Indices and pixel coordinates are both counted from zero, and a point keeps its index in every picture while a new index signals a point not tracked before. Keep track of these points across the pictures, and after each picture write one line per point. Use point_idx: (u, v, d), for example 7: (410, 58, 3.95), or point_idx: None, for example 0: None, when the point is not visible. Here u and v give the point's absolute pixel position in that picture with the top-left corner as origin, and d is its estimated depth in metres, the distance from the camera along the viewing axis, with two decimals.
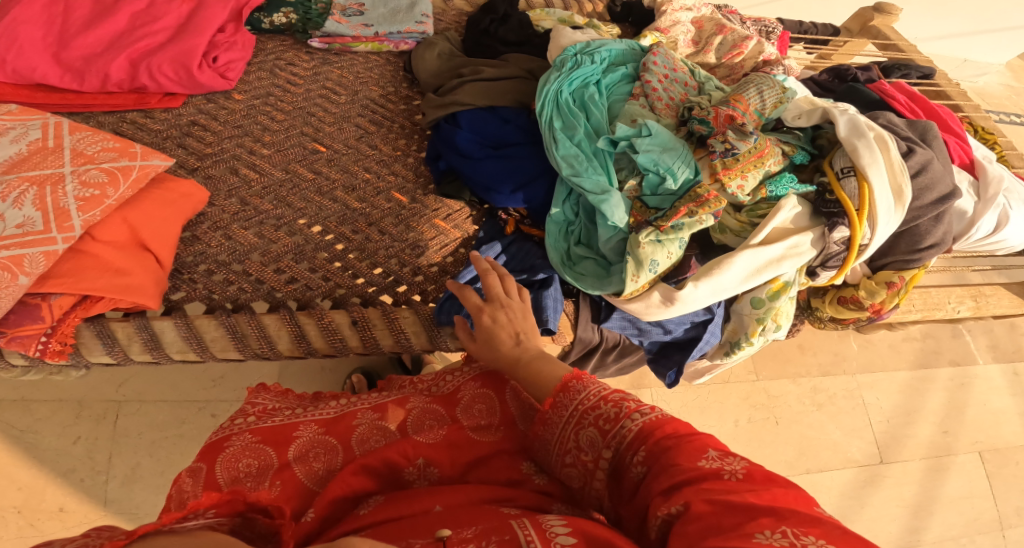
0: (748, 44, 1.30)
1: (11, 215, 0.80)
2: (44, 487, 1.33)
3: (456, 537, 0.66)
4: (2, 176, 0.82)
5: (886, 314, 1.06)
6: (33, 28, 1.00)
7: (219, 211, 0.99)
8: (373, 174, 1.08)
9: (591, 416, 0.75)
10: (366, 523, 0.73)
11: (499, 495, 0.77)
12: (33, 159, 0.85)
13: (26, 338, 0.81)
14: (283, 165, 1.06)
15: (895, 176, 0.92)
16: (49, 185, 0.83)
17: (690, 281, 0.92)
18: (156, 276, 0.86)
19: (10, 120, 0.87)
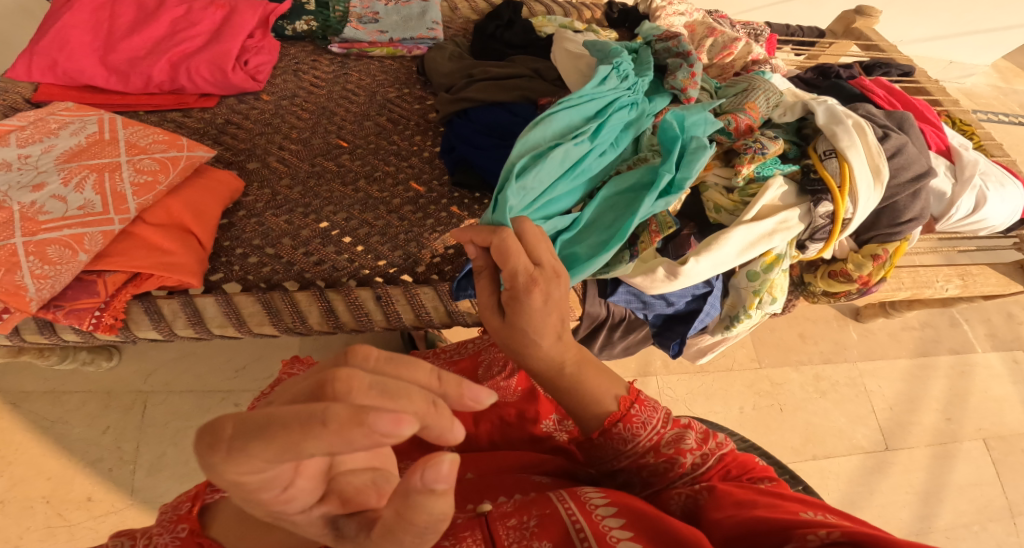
0: (738, 45, 1.38)
1: (73, 198, 0.91)
2: (72, 476, 1.39)
3: (496, 511, 0.73)
4: (65, 164, 0.94)
5: (875, 287, 1.13)
6: (81, 32, 1.13)
7: (253, 200, 1.08)
8: (393, 166, 1.17)
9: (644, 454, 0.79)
10: None
11: (523, 461, 0.85)
12: (91, 149, 0.96)
13: (82, 311, 0.89)
14: (310, 159, 1.15)
15: (873, 158, 1.01)
16: (108, 172, 0.94)
17: (691, 256, 0.99)
18: (198, 255, 0.95)
19: (70, 116, 1.00)
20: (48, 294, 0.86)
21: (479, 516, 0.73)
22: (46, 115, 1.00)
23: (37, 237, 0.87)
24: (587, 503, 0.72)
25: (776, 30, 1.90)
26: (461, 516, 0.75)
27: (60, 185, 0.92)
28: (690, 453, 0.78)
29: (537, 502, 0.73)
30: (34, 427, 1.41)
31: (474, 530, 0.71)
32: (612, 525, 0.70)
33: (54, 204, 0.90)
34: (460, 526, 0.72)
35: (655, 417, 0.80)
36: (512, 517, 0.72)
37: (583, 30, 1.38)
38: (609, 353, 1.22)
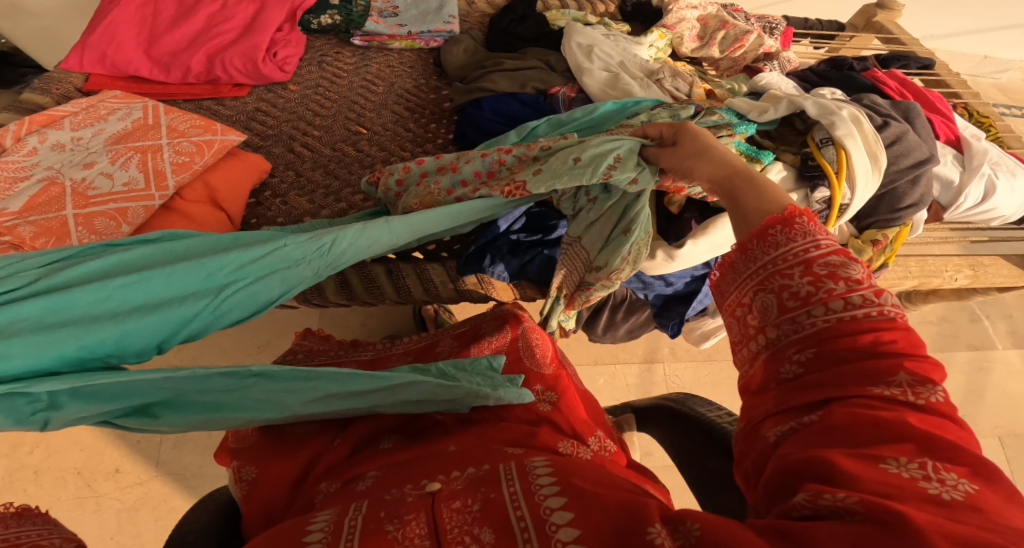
0: (750, 38, 1.41)
1: (120, 175, 0.99)
2: (103, 448, 1.46)
3: (445, 489, 0.71)
4: (113, 146, 1.03)
5: (876, 273, 1.17)
6: (128, 27, 1.23)
7: (278, 181, 1.16)
8: (408, 152, 1.23)
9: (777, 282, 0.68)
10: (383, 464, 0.81)
11: (509, 436, 0.83)
12: (136, 134, 1.06)
13: None
14: (331, 144, 1.22)
15: (871, 145, 1.04)
16: (150, 153, 1.03)
17: (689, 240, 1.02)
18: (226, 229, 1.03)
19: (117, 103, 1.11)
20: None
21: (427, 495, 0.70)
22: (97, 102, 1.10)
23: (86, 210, 0.95)
24: (533, 483, 0.67)
25: (794, 23, 1.91)
26: (412, 493, 0.71)
27: (107, 164, 1.00)
28: (845, 283, 0.65)
29: (484, 482, 0.69)
30: None
31: (418, 512, 0.67)
32: (554, 507, 0.63)
33: (103, 180, 0.98)
34: (408, 505, 0.68)
35: (809, 237, 0.68)
36: (458, 500, 0.68)
37: (595, 23, 1.42)
38: (613, 335, 1.28)
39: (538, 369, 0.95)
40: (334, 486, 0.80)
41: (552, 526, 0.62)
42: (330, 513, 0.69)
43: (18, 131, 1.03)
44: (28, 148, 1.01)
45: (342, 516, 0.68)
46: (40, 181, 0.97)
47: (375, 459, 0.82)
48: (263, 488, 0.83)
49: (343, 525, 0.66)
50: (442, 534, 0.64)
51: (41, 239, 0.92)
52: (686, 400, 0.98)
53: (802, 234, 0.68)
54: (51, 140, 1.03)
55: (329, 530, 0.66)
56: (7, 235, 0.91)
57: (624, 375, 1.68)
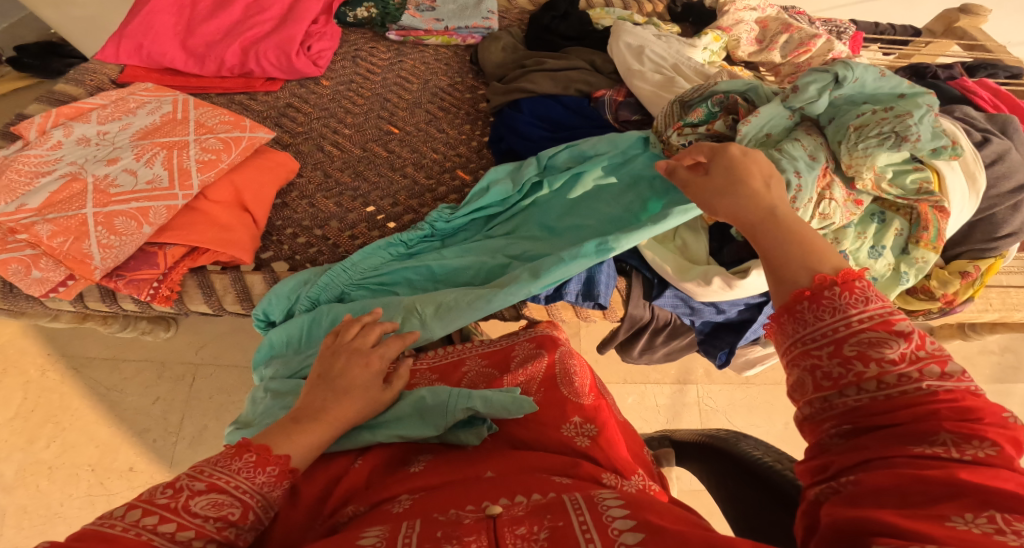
0: (817, 42, 1.29)
1: (143, 173, 0.94)
2: (118, 446, 1.42)
3: (506, 515, 0.66)
4: (140, 141, 0.98)
5: (959, 306, 1.05)
6: (167, 16, 1.17)
7: (306, 182, 1.10)
8: (440, 155, 1.17)
9: (826, 346, 0.63)
10: (418, 486, 0.75)
11: (550, 465, 0.78)
12: (165, 128, 1.01)
13: (141, 281, 0.92)
14: (362, 144, 1.16)
15: (969, 166, 0.96)
16: (176, 149, 0.97)
17: (752, 268, 0.97)
18: (252, 233, 0.97)
19: (148, 96, 1.06)
20: (111, 265, 0.89)
21: (487, 518, 0.65)
22: (127, 95, 1.05)
23: (107, 208, 0.90)
24: (604, 515, 0.62)
25: (863, 27, 1.79)
26: (469, 516, 0.67)
27: (133, 160, 0.95)
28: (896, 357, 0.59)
29: (548, 507, 0.64)
30: (91, 393, 1.46)
31: (479, 535, 0.63)
32: (629, 543, 0.58)
33: (126, 177, 0.93)
34: (465, 527, 0.64)
35: (865, 305, 0.62)
36: (522, 526, 0.63)
37: (644, 23, 1.34)
38: (650, 358, 1.21)
39: (577, 398, 0.87)
40: (360, 510, 0.73)
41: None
42: (380, 530, 0.65)
43: (44, 123, 0.98)
44: (53, 142, 0.96)
45: (395, 533, 0.64)
46: (61, 176, 0.92)
47: (408, 480, 0.76)
48: (275, 524, 0.74)
49: (396, 542, 0.62)
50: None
51: (59, 238, 0.88)
52: (735, 441, 0.87)
53: (841, 299, 0.63)
54: (76, 134, 0.98)
55: (385, 537, 0.63)
56: (25, 233, 0.87)
57: (654, 395, 1.60)
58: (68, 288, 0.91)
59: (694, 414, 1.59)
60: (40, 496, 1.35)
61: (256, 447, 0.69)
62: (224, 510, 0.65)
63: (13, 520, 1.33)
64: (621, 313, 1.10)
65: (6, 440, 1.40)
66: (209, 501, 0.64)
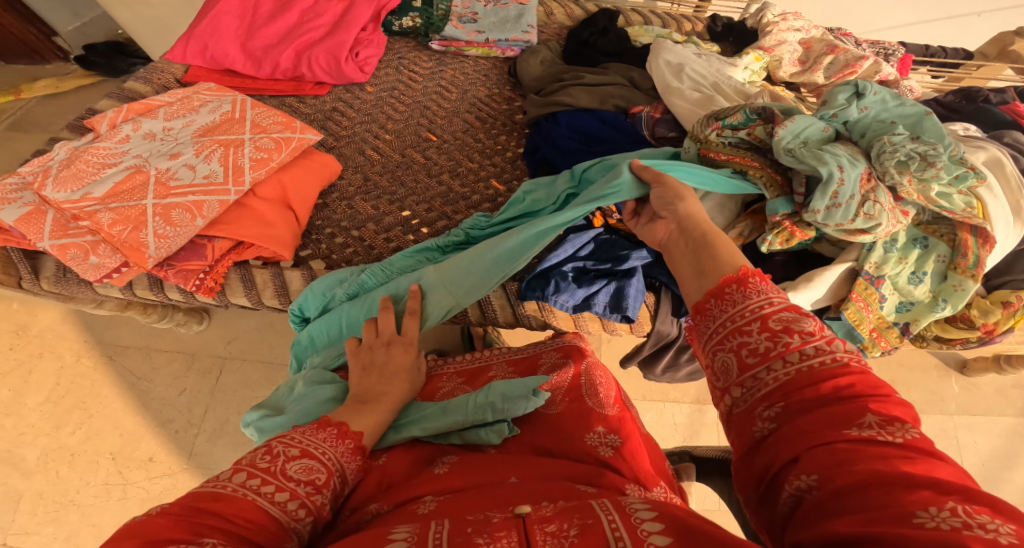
0: (863, 64, 1.29)
1: (201, 168, 0.98)
2: (142, 435, 1.46)
3: (535, 515, 0.67)
4: (199, 138, 1.02)
5: (1000, 339, 1.03)
6: (231, 19, 1.23)
7: (346, 184, 1.13)
8: (476, 164, 1.19)
9: (737, 340, 0.73)
10: (445, 487, 0.76)
11: (574, 473, 0.79)
12: (223, 127, 1.05)
13: (188, 272, 0.96)
14: (401, 150, 1.19)
15: (1014, 193, 0.97)
16: (233, 147, 1.02)
17: (788, 289, 0.98)
18: (293, 229, 1.01)
19: (210, 95, 1.10)
20: (164, 255, 0.92)
21: (515, 517, 0.67)
22: (192, 93, 1.09)
23: (165, 200, 0.94)
24: (633, 516, 0.64)
25: (913, 51, 1.77)
26: (498, 515, 0.68)
27: (192, 155, 1.00)
28: (801, 335, 0.70)
29: (578, 508, 0.66)
30: (121, 381, 1.50)
31: (509, 531, 0.65)
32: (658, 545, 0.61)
33: (185, 172, 0.98)
34: (495, 524, 0.66)
35: (763, 295, 0.74)
36: (552, 524, 0.65)
37: (683, 42, 1.36)
38: (672, 376, 1.22)
39: (601, 409, 0.88)
40: (385, 508, 0.75)
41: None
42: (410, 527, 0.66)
43: (115, 118, 1.03)
44: (121, 136, 1.00)
45: (426, 531, 0.65)
46: (127, 169, 0.96)
47: (433, 481, 0.78)
48: None
49: (428, 536, 0.64)
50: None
51: (119, 226, 0.91)
52: None
53: (756, 294, 0.74)
54: (144, 129, 1.02)
55: (415, 534, 0.64)
56: (87, 220, 0.91)
57: (672, 414, 1.61)
58: (120, 275, 0.94)
59: (712, 434, 1.60)
60: (58, 482, 1.39)
61: (338, 423, 0.76)
62: (313, 477, 0.71)
63: (28, 505, 1.37)
64: (649, 327, 1.10)
65: (36, 423, 1.45)
66: (300, 467, 0.71)
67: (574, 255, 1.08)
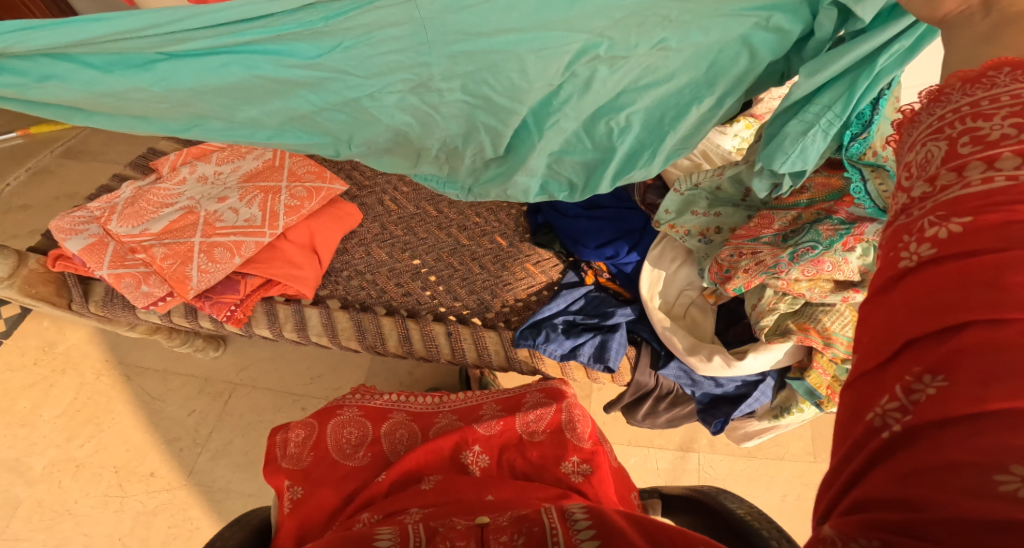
0: None
1: (244, 212, 1.14)
2: (147, 451, 1.56)
3: (493, 523, 0.76)
4: (245, 184, 1.19)
5: None
6: None
7: (366, 231, 1.28)
8: (482, 219, 1.34)
9: (959, 130, 0.51)
10: (429, 502, 0.87)
11: (544, 494, 0.90)
12: (265, 174, 1.21)
13: (221, 304, 1.08)
14: (416, 202, 1.33)
15: None
16: (271, 194, 1.17)
17: (751, 352, 1.09)
18: (317, 272, 1.14)
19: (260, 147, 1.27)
20: (204, 287, 1.05)
21: (475, 526, 0.75)
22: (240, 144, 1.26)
23: (211, 239, 1.09)
24: (571, 524, 0.70)
25: None
26: (460, 524, 0.75)
27: (237, 200, 1.16)
28: None
29: (528, 520, 0.72)
30: (136, 399, 1.61)
31: (466, 539, 0.70)
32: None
33: (229, 215, 1.13)
34: (456, 532, 0.72)
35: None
36: (504, 535, 0.71)
37: None
38: (653, 422, 1.31)
39: (577, 441, 0.98)
40: (375, 517, 0.85)
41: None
42: (391, 534, 0.76)
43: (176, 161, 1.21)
44: (179, 178, 1.18)
45: (405, 536, 0.75)
46: (181, 209, 1.13)
47: (418, 496, 0.88)
48: (310, 510, 0.90)
49: (407, 542, 0.74)
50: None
51: (169, 260, 1.06)
52: (715, 493, 0.99)
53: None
54: (198, 172, 1.20)
55: (397, 540, 0.74)
56: (143, 253, 1.05)
57: (656, 459, 1.71)
58: (165, 303, 1.07)
59: (693, 480, 1.69)
60: (58, 492, 1.50)
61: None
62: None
63: (24, 512, 1.47)
64: (628, 379, 1.21)
65: (48, 435, 1.55)
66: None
67: (565, 309, 1.23)
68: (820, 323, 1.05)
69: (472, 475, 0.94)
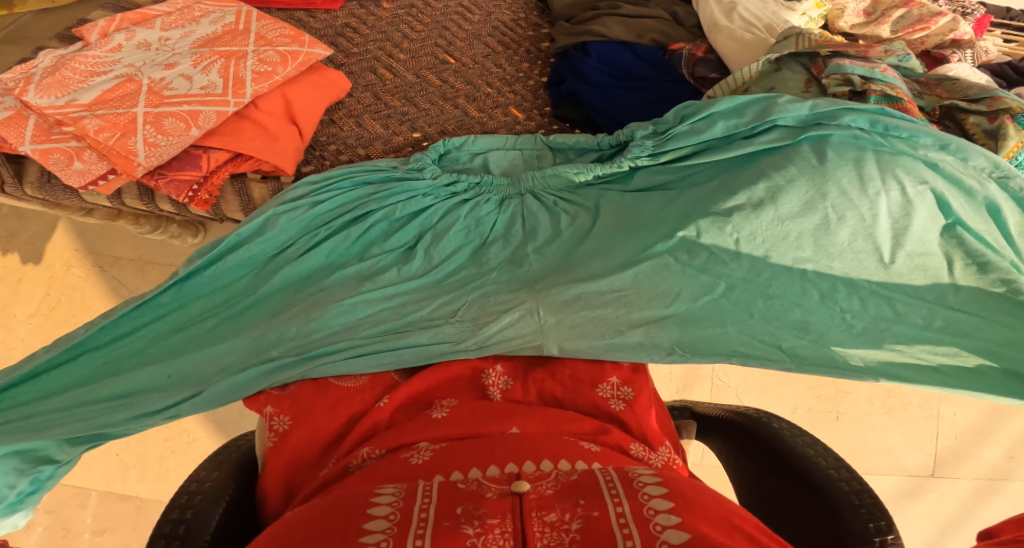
0: (940, 20, 1.19)
1: (199, 79, 0.96)
2: None
3: (534, 494, 0.66)
4: (199, 49, 0.99)
5: None
6: None
7: (355, 101, 1.07)
8: (495, 90, 1.12)
9: None
10: (441, 436, 0.75)
11: (578, 428, 0.77)
12: (225, 39, 1.02)
13: (181, 183, 0.95)
14: (415, 71, 1.11)
15: None
16: (234, 59, 0.99)
17: None
18: (297, 145, 0.99)
19: (213, 6, 1.06)
20: (155, 163, 0.92)
21: (512, 495, 0.66)
22: (193, 3, 1.06)
23: (158, 109, 0.93)
24: (641, 514, 0.62)
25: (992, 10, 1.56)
26: (493, 489, 0.67)
27: (190, 66, 0.97)
28: None
29: (581, 493, 0.65)
30: (112, 295, 1.46)
31: (503, 517, 0.63)
32: (673, 542, 0.60)
33: (181, 82, 0.96)
34: (489, 504, 0.64)
35: None
36: (553, 514, 0.64)
37: None
38: None
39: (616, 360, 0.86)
40: (377, 454, 0.74)
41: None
42: (394, 495, 0.65)
43: (108, 27, 1.00)
44: (114, 45, 0.98)
45: (412, 496, 0.65)
46: (117, 77, 0.95)
47: (428, 428, 0.77)
48: (299, 435, 0.78)
49: (412, 515, 0.62)
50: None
51: (106, 133, 0.91)
52: (767, 421, 0.89)
53: None
54: (137, 39, 1.00)
55: (399, 508, 0.63)
56: (72, 126, 0.91)
57: (668, 363, 1.60)
58: (107, 183, 0.94)
59: (705, 387, 1.60)
60: None
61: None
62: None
63: None
64: None
65: (25, 338, 1.41)
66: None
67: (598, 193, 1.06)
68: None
69: (492, 401, 0.81)
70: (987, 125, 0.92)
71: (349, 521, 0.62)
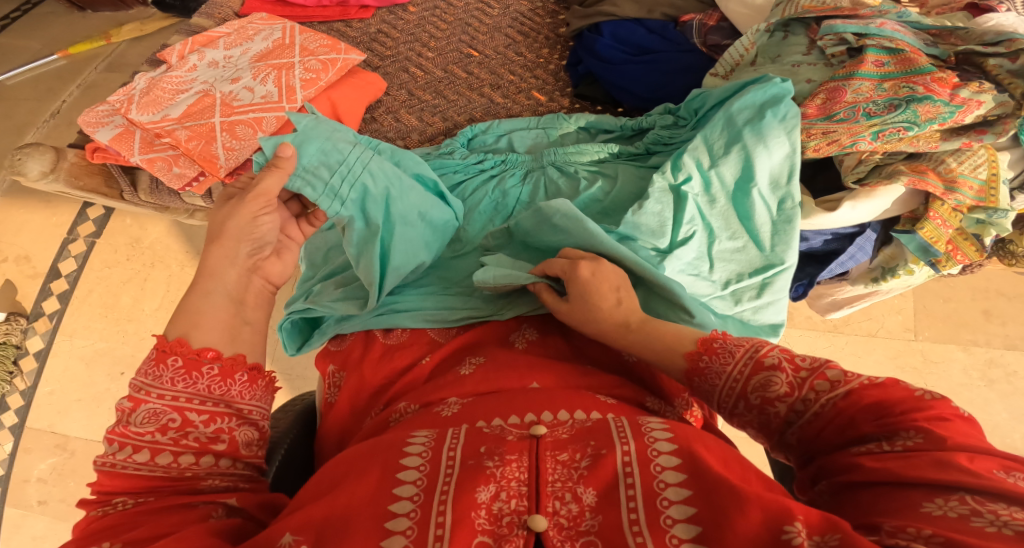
0: None
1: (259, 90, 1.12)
2: None
3: (550, 436, 0.66)
4: (256, 63, 1.15)
5: None
6: None
7: (392, 99, 1.19)
8: (517, 76, 1.19)
9: (712, 385, 0.68)
10: (469, 390, 0.78)
11: (594, 383, 0.79)
12: (276, 52, 1.17)
13: None
14: (443, 66, 1.21)
15: None
16: (285, 70, 1.13)
17: (848, 200, 0.92)
18: None
19: (263, 24, 1.21)
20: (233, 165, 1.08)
21: (529, 438, 0.66)
22: (247, 23, 1.22)
23: (231, 118, 1.09)
24: (650, 450, 0.63)
25: None
26: (513, 433, 0.68)
27: (251, 79, 1.13)
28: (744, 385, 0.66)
29: (592, 435, 0.66)
30: None
31: (521, 454, 0.64)
32: (669, 481, 0.60)
33: (246, 94, 1.11)
34: (509, 444, 0.65)
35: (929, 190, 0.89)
36: (565, 452, 0.65)
37: None
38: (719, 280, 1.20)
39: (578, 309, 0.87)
40: (413, 408, 0.78)
41: (664, 498, 0.59)
42: (426, 437, 0.67)
43: (183, 49, 1.18)
44: (190, 65, 1.16)
45: (441, 442, 0.66)
46: (197, 93, 1.12)
47: (456, 385, 0.79)
48: (343, 392, 0.84)
49: (442, 456, 0.64)
50: (543, 485, 0.62)
51: (193, 141, 1.07)
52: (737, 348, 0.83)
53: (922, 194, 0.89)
54: (208, 58, 1.17)
55: (430, 448, 0.65)
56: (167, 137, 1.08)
57: None
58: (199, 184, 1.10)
59: None
60: None
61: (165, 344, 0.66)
62: (163, 420, 0.63)
63: None
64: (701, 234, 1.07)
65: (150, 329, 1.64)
66: (147, 415, 0.63)
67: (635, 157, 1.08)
68: (942, 165, 0.90)
69: (517, 350, 0.84)
70: (1010, 66, 0.85)
71: (386, 456, 0.65)
